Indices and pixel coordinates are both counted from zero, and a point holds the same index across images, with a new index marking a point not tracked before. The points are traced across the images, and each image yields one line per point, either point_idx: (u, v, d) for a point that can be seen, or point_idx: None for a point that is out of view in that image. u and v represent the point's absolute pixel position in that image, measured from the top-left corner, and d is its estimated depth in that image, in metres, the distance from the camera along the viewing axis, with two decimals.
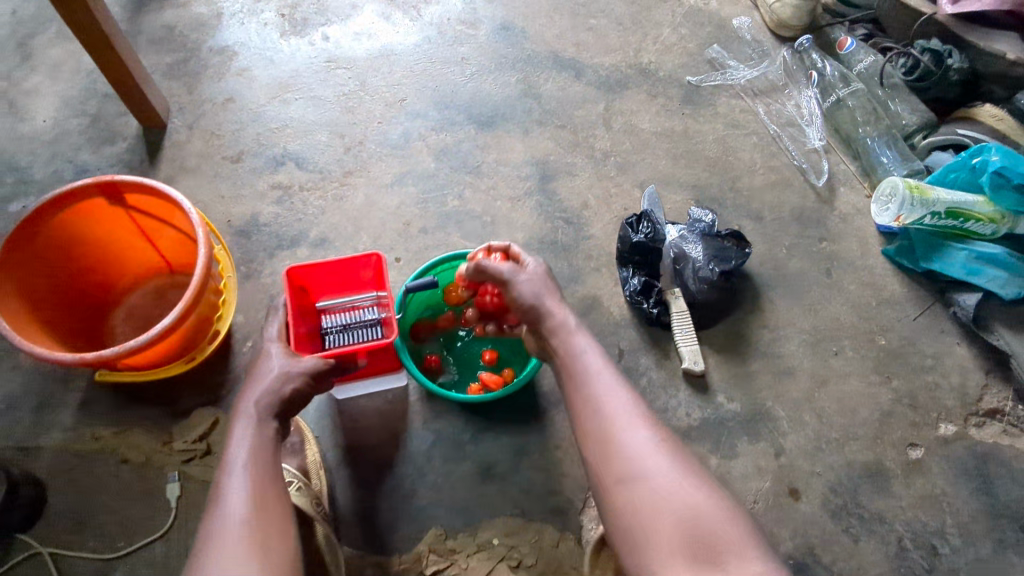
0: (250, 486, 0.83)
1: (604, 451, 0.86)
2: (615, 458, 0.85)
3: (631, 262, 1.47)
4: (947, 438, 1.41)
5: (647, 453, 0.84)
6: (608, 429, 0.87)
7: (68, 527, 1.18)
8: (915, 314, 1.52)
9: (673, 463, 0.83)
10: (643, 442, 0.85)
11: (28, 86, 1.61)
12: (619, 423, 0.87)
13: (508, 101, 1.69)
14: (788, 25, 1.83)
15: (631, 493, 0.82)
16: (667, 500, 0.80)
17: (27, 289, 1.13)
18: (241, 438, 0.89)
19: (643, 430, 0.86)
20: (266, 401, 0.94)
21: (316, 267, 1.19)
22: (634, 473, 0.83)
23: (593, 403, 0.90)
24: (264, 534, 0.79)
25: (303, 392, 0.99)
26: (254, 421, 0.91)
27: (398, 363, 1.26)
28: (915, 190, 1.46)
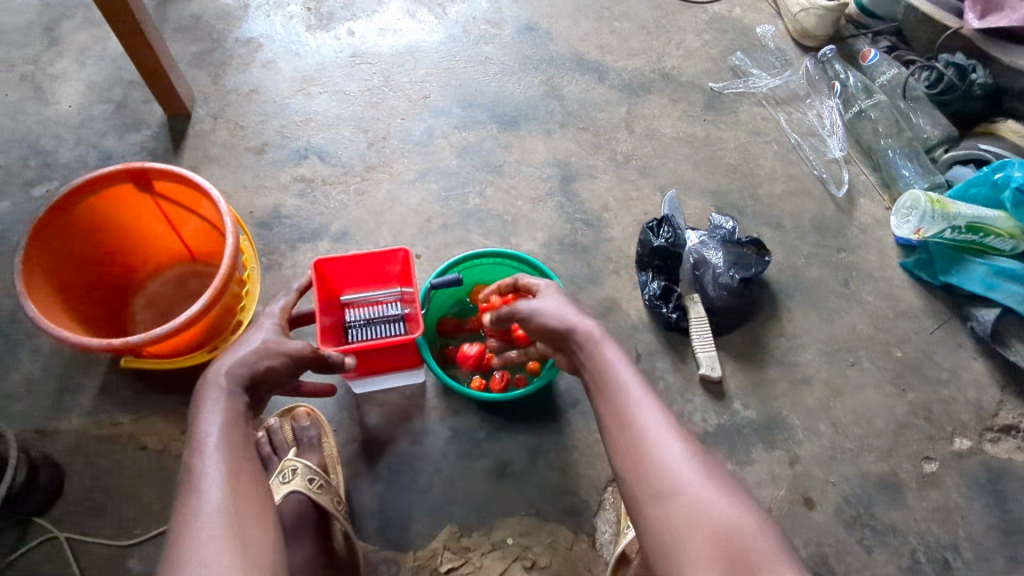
0: (224, 469, 0.78)
1: (636, 466, 0.82)
2: (648, 470, 0.80)
3: (651, 266, 1.48)
4: (962, 452, 1.40)
5: (680, 466, 0.79)
6: (638, 442, 0.83)
7: (84, 512, 1.18)
8: (933, 327, 1.52)
9: (706, 475, 0.78)
10: (674, 454, 0.80)
11: (54, 71, 1.61)
12: (650, 434, 0.83)
13: (530, 102, 1.69)
14: (811, 35, 1.83)
15: (664, 508, 0.77)
16: (701, 514, 0.75)
17: (54, 273, 1.12)
18: (212, 414, 0.82)
19: (674, 441, 0.82)
20: (241, 377, 0.88)
21: (342, 261, 1.20)
22: (666, 487, 0.78)
23: (624, 415, 0.86)
24: (240, 520, 0.74)
25: (281, 372, 0.95)
26: (226, 396, 0.85)
27: (417, 359, 1.25)
28: (936, 204, 1.46)
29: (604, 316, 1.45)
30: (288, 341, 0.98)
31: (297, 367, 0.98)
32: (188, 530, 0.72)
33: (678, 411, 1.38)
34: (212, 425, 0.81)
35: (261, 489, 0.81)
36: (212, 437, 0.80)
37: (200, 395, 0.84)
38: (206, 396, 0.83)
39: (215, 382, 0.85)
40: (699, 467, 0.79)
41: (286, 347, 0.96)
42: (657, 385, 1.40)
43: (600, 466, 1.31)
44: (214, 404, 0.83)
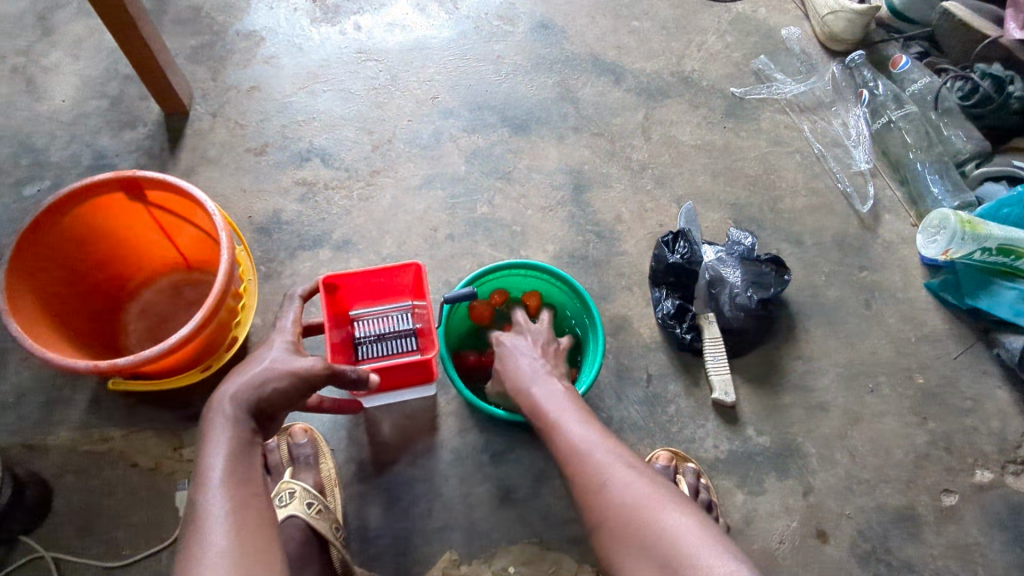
0: (228, 507, 0.74)
1: (587, 510, 0.85)
2: (595, 506, 0.84)
3: (665, 283, 1.41)
4: (983, 485, 1.34)
5: (619, 494, 0.82)
6: (583, 484, 0.86)
7: (71, 531, 1.14)
8: (957, 352, 1.45)
9: (645, 498, 0.80)
10: (613, 483, 0.83)
11: (47, 63, 1.55)
12: (592, 472, 0.86)
13: (543, 105, 1.62)
14: (840, 39, 1.75)
15: (613, 541, 0.80)
16: (643, 538, 0.77)
17: (43, 286, 1.08)
18: (217, 445, 0.78)
19: (614, 472, 0.84)
20: (247, 403, 0.83)
21: (352, 277, 1.13)
22: (612, 518, 0.81)
23: (570, 458, 0.89)
24: (240, 562, 0.69)
25: (290, 393, 0.87)
26: (231, 427, 0.80)
27: (429, 375, 1.19)
28: (967, 224, 1.37)
29: (614, 335, 1.40)
30: (297, 359, 0.89)
31: (310, 386, 0.89)
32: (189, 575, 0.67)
33: (688, 436, 1.33)
34: (217, 458, 0.77)
35: (266, 530, 0.74)
36: (217, 472, 0.76)
37: (205, 426, 0.80)
38: (210, 426, 0.80)
39: (219, 410, 0.81)
40: (639, 490, 0.81)
41: (295, 364, 0.88)
42: (668, 409, 1.35)
43: None
44: (220, 434, 0.79)
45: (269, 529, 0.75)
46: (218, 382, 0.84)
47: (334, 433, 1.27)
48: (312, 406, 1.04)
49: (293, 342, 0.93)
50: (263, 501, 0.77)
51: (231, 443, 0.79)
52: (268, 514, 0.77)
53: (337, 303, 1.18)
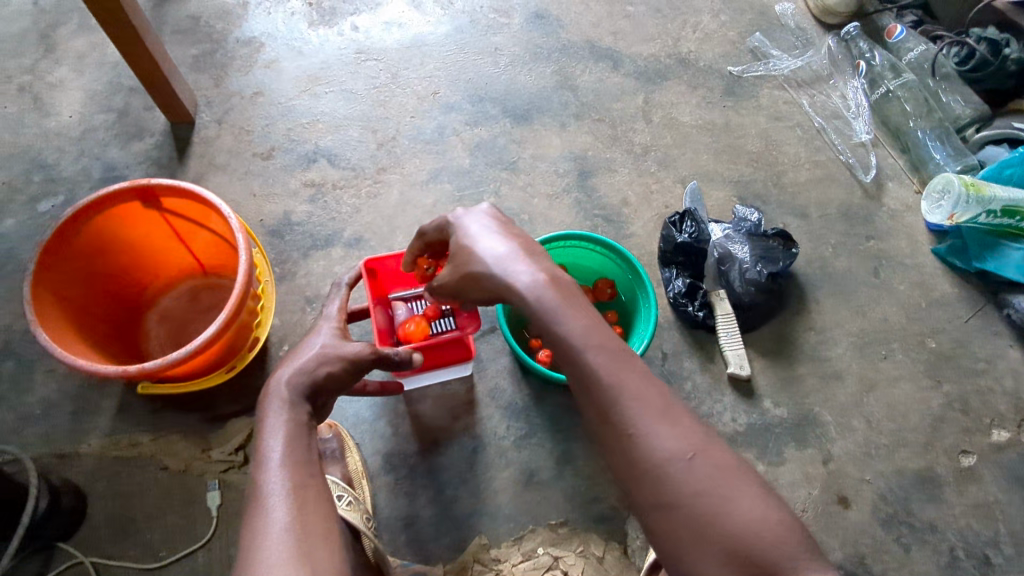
0: (288, 486, 0.76)
1: (629, 480, 0.70)
2: (648, 477, 0.69)
3: (674, 263, 1.43)
4: (1000, 445, 1.36)
5: (672, 470, 0.68)
6: (628, 442, 0.70)
7: (108, 536, 1.16)
8: (967, 315, 1.47)
9: (704, 475, 0.67)
10: (673, 463, 0.68)
11: (53, 79, 1.57)
12: (640, 424, 0.70)
13: (543, 94, 1.63)
14: (834, 12, 1.76)
15: (667, 522, 0.67)
16: (707, 524, 0.65)
17: (66, 297, 1.10)
18: (274, 429, 0.81)
19: (665, 430, 0.70)
20: (300, 387, 0.85)
21: (389, 259, 1.14)
22: (672, 497, 0.67)
23: (610, 396, 0.72)
24: (301, 537, 0.71)
25: (341, 378, 0.90)
26: (286, 410, 0.83)
27: (466, 354, 1.20)
28: (971, 187, 1.38)
29: None
30: (345, 343, 0.92)
31: (357, 370, 0.92)
32: (254, 550, 0.69)
33: (706, 412, 1.34)
34: (276, 442, 0.79)
35: (324, 508, 0.76)
36: (276, 455, 0.78)
37: (262, 411, 0.83)
38: (268, 410, 0.82)
39: (276, 395, 0.83)
40: (697, 460, 0.68)
41: (345, 349, 0.91)
42: (685, 386, 1.36)
43: None
44: (277, 417, 0.82)
45: (328, 508, 0.77)
46: (273, 368, 0.88)
47: (358, 427, 1.28)
48: (357, 390, 1.06)
49: (340, 327, 0.96)
50: (319, 480, 0.79)
51: (288, 424, 0.81)
52: (324, 492, 0.79)
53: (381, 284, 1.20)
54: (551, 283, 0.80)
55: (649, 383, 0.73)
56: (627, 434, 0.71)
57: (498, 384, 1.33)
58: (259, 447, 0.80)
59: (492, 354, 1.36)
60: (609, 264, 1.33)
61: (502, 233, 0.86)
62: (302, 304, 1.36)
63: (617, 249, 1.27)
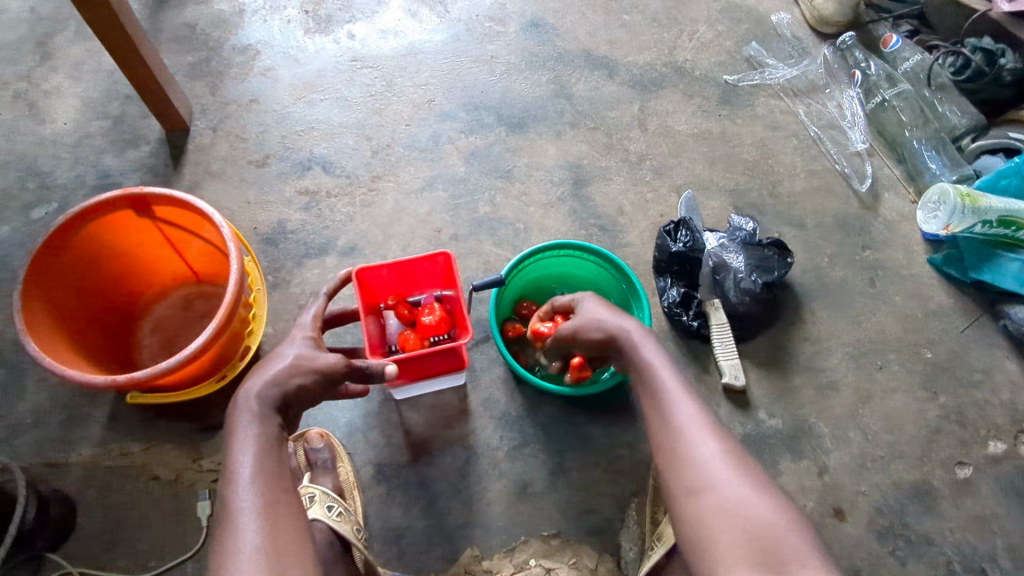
0: (259, 504, 0.75)
1: (668, 471, 0.83)
2: (687, 467, 0.81)
3: (669, 272, 1.42)
4: (997, 456, 1.35)
5: (712, 463, 0.80)
6: (675, 440, 0.84)
7: (98, 546, 1.15)
8: (964, 325, 1.46)
9: (737, 475, 0.78)
10: (710, 458, 0.81)
11: (48, 86, 1.57)
12: (688, 426, 0.84)
13: (539, 102, 1.63)
14: (830, 22, 1.76)
15: (696, 506, 0.78)
16: (732, 509, 0.76)
17: (57, 306, 1.09)
18: (244, 442, 0.80)
19: (708, 436, 0.83)
20: (270, 399, 0.84)
21: (381, 268, 1.13)
22: (705, 483, 0.79)
23: (666, 403, 0.87)
24: (271, 557, 0.71)
25: (314, 388, 0.88)
26: (257, 423, 0.81)
27: (459, 364, 1.18)
28: (966, 198, 1.37)
29: None
30: (319, 354, 0.90)
31: (332, 380, 0.90)
32: (226, 572, 0.70)
33: None
34: (245, 457, 0.78)
35: (296, 525, 0.77)
36: (246, 470, 0.77)
37: (231, 422, 0.81)
38: (237, 423, 0.81)
39: (245, 406, 0.82)
40: (732, 463, 0.80)
41: (318, 360, 0.89)
42: None
43: (623, 482, 1.27)
44: (246, 431, 0.80)
45: (299, 524, 0.77)
46: (244, 377, 0.86)
47: (351, 437, 1.28)
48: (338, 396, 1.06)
49: (313, 337, 0.94)
50: (291, 495, 0.79)
51: (258, 437, 0.80)
52: (296, 507, 0.79)
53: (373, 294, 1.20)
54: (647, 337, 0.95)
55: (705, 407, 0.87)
56: (673, 433, 0.84)
57: (491, 394, 1.32)
58: (228, 462, 0.79)
59: (486, 363, 1.35)
60: (591, 277, 1.36)
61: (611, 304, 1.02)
62: (295, 313, 1.36)
63: (610, 259, 1.26)
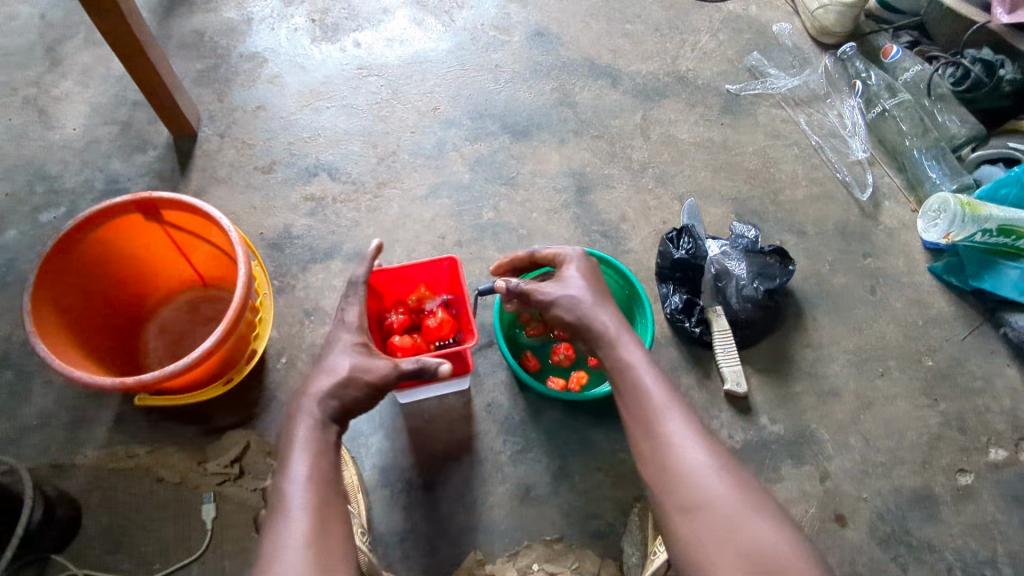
0: (309, 504, 0.77)
1: (661, 484, 0.83)
2: (680, 486, 0.81)
3: (672, 279, 1.43)
4: (998, 464, 1.35)
5: (703, 473, 0.80)
6: (665, 450, 0.83)
7: (102, 548, 1.16)
8: (964, 333, 1.47)
9: (735, 489, 0.79)
10: (701, 466, 0.81)
11: (57, 92, 1.58)
12: (673, 433, 0.85)
13: (542, 110, 1.65)
14: (831, 32, 1.78)
15: (688, 526, 0.78)
16: (727, 525, 0.76)
17: (65, 308, 1.10)
18: (298, 447, 0.83)
19: (697, 444, 0.83)
20: (329, 408, 0.87)
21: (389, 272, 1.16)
22: (699, 501, 0.79)
23: (655, 413, 0.87)
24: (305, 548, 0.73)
25: (369, 397, 0.90)
26: (313, 429, 0.85)
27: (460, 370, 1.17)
28: (967, 206, 1.39)
29: None
30: (373, 362, 0.91)
31: (385, 389, 0.91)
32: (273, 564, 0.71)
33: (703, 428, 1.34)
34: (300, 460, 0.82)
35: (341, 531, 0.77)
36: (299, 472, 0.80)
37: (292, 425, 0.86)
38: (296, 428, 0.85)
39: (304, 413, 0.86)
40: (729, 472, 0.80)
41: (372, 370, 0.90)
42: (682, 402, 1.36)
43: (625, 487, 1.27)
44: (301, 438, 0.84)
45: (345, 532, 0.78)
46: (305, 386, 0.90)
47: (355, 441, 1.28)
48: None
49: (363, 341, 0.95)
50: (340, 502, 0.81)
51: (312, 440, 0.84)
52: (342, 516, 0.79)
53: (377, 295, 1.21)
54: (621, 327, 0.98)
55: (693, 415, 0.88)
56: (663, 443, 0.84)
57: (495, 399, 1.33)
58: (284, 465, 0.82)
59: (490, 368, 1.36)
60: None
61: (599, 287, 1.03)
62: (300, 317, 1.37)
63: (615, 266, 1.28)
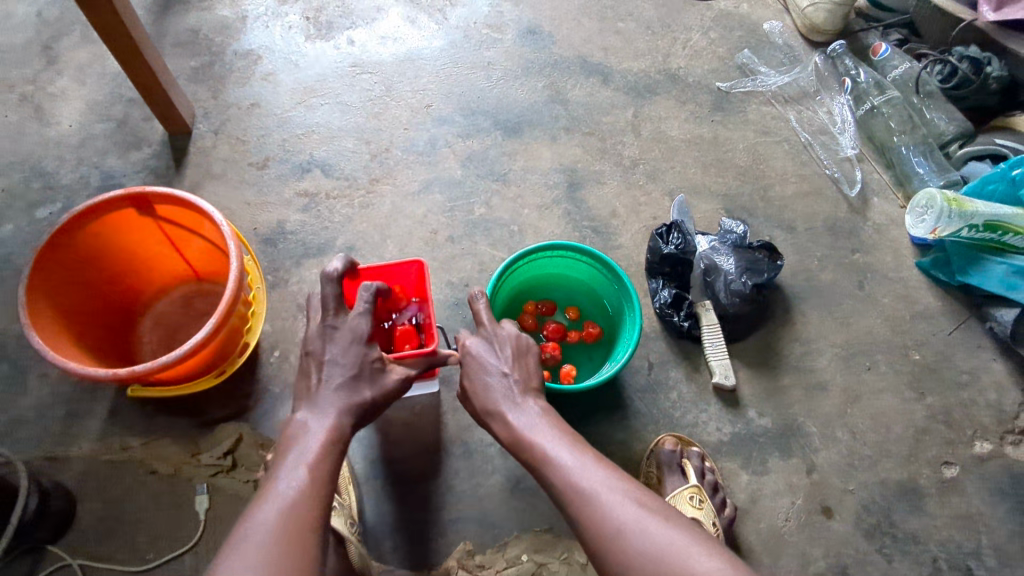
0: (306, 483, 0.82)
1: (596, 557, 0.83)
2: (610, 553, 0.81)
3: (661, 274, 1.45)
4: (983, 457, 1.37)
5: (626, 534, 0.81)
6: (590, 523, 0.84)
7: (97, 539, 1.18)
8: (950, 328, 1.49)
9: (663, 532, 0.80)
10: (622, 527, 0.81)
11: (54, 89, 1.60)
12: (589, 503, 0.85)
13: (534, 108, 1.66)
14: (821, 30, 1.79)
15: None
16: (663, 574, 0.77)
17: (59, 301, 1.11)
18: (313, 435, 0.89)
19: (613, 504, 0.84)
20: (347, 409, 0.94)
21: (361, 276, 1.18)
22: (629, 565, 0.79)
23: (568, 488, 0.88)
24: (301, 535, 0.76)
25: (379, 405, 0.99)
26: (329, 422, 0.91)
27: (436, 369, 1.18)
28: (953, 203, 1.41)
29: None
30: (387, 381, 0.99)
31: (394, 395, 1.01)
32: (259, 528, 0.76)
33: (691, 421, 1.36)
34: (311, 449, 0.87)
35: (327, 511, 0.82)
36: (312, 455, 0.86)
37: (309, 419, 0.91)
38: (312, 419, 0.91)
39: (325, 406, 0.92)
40: (650, 518, 0.82)
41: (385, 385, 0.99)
42: (670, 395, 1.38)
43: None
44: (317, 427, 0.90)
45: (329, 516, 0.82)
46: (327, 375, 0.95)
47: None
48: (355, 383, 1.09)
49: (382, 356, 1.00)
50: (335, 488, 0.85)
51: (325, 441, 0.89)
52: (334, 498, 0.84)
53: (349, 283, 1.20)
54: (524, 409, 0.99)
55: (608, 476, 0.88)
56: (584, 515, 0.85)
57: None
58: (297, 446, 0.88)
59: None
60: (577, 293, 1.43)
61: (497, 374, 1.03)
62: (293, 311, 1.38)
63: (603, 259, 1.27)
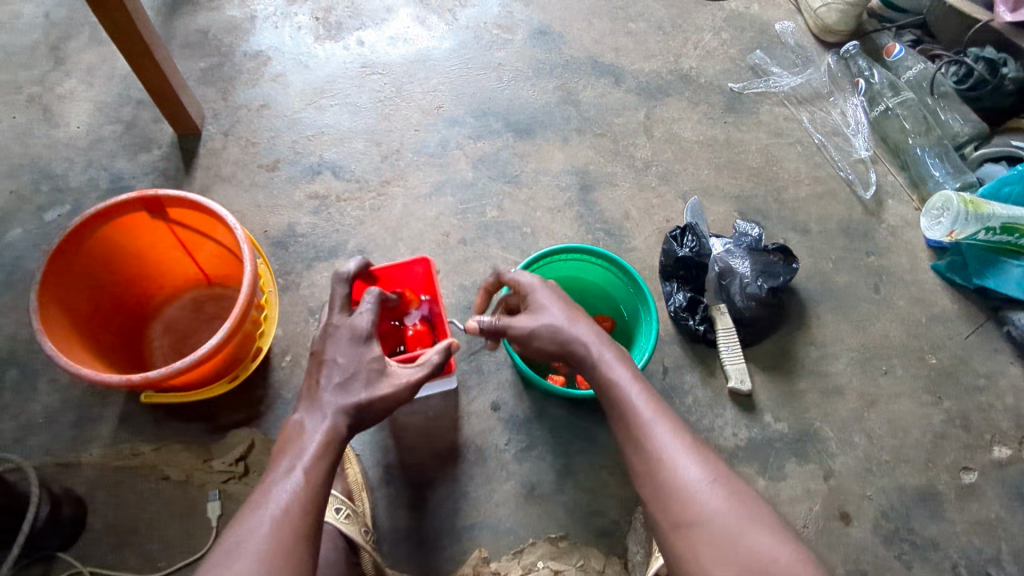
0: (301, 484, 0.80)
1: (656, 503, 0.82)
2: (676, 501, 0.80)
3: (676, 277, 1.44)
4: (1001, 462, 1.36)
5: (699, 488, 0.79)
6: (660, 466, 0.83)
7: (109, 546, 1.16)
8: (967, 331, 1.47)
9: (733, 501, 0.78)
10: (696, 482, 0.80)
11: (62, 91, 1.59)
12: (664, 452, 0.84)
13: (545, 109, 1.65)
14: (834, 31, 1.78)
15: (690, 547, 0.77)
16: (722, 539, 0.75)
17: (71, 305, 1.10)
18: (311, 431, 0.86)
19: (690, 459, 0.83)
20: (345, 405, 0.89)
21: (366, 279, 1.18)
22: (695, 518, 0.78)
23: (643, 430, 0.87)
24: (290, 541, 0.74)
25: (379, 409, 0.92)
26: (327, 418, 0.88)
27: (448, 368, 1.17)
28: (970, 205, 1.39)
29: None
30: (381, 385, 0.91)
31: (398, 398, 0.92)
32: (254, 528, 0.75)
33: (707, 426, 1.35)
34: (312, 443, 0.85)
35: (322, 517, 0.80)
36: (311, 451, 0.84)
37: (310, 415, 0.88)
38: (312, 412, 0.88)
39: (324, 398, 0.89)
40: (725, 481, 0.80)
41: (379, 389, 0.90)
42: (686, 400, 1.36)
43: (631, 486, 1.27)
44: (315, 424, 0.87)
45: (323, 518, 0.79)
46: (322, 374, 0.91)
47: (360, 439, 1.28)
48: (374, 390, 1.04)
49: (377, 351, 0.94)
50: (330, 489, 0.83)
51: (321, 439, 0.86)
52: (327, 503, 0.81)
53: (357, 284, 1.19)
54: (598, 336, 0.98)
55: (686, 431, 0.87)
56: (655, 461, 0.84)
57: (500, 396, 1.33)
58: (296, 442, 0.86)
59: (495, 366, 1.36)
60: (592, 297, 1.41)
61: (569, 304, 1.02)
62: (305, 314, 1.37)
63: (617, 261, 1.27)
